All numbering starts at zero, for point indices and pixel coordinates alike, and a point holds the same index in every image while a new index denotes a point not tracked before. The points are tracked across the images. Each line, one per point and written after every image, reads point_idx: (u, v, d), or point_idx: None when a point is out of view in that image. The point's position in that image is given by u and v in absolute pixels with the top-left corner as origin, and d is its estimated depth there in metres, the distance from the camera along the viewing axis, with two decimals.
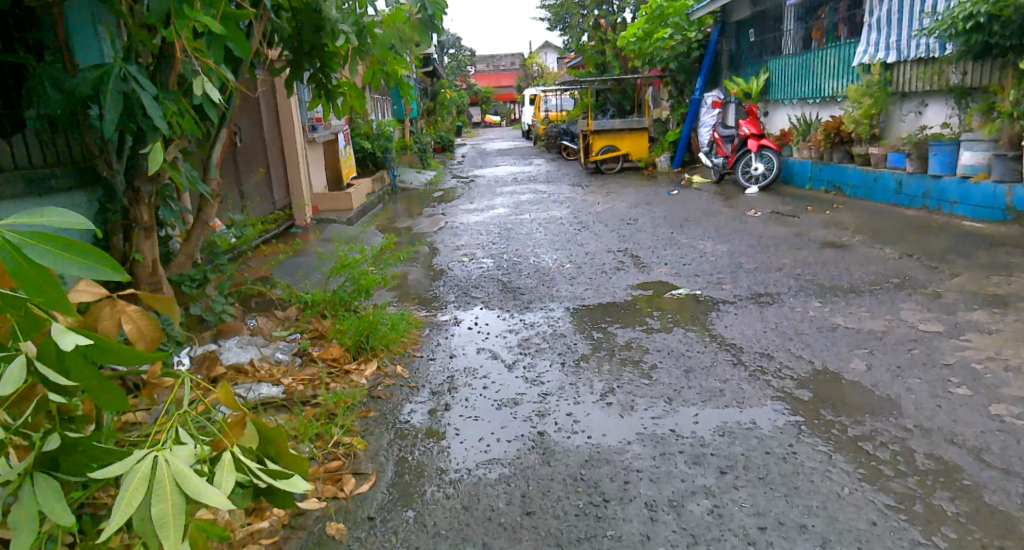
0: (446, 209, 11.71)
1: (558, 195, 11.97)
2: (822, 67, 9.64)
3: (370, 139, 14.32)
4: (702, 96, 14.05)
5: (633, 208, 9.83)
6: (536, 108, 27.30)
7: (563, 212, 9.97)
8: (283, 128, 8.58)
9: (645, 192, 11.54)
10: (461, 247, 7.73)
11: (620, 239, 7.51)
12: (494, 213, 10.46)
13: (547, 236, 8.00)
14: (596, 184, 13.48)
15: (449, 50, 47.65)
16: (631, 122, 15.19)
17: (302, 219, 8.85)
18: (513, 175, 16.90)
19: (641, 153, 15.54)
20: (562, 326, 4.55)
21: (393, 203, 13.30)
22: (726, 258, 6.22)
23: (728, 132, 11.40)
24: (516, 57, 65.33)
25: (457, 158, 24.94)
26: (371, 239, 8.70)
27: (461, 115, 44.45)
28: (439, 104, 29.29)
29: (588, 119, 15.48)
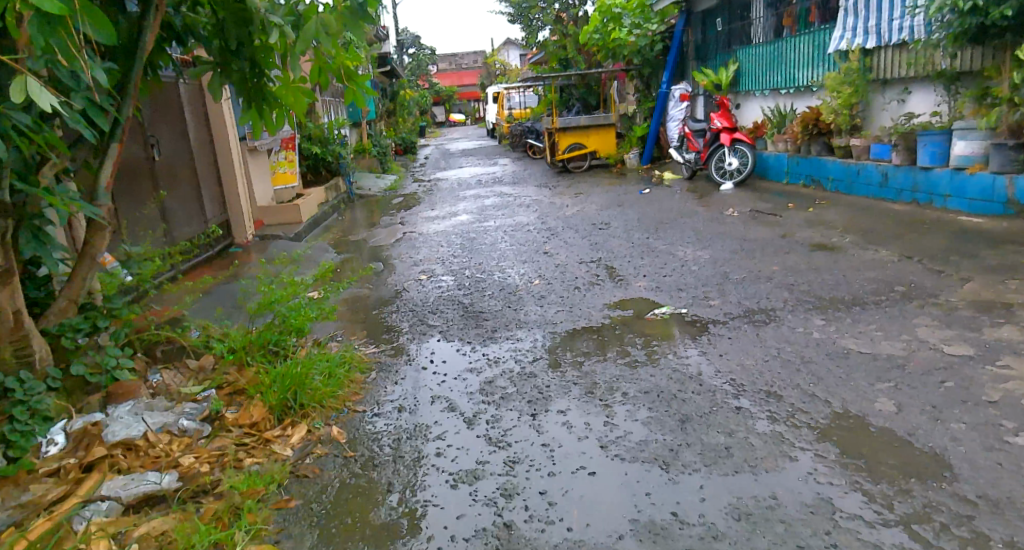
0: (405, 218, 11.02)
1: (523, 198, 11.36)
2: (796, 55, 9.10)
3: (324, 146, 13.55)
4: (669, 89, 13.49)
5: (603, 210, 9.26)
6: (501, 106, 26.62)
7: (529, 217, 9.37)
8: (216, 140, 7.91)
9: (615, 192, 10.98)
10: (419, 263, 7.08)
11: (591, 248, 6.91)
12: (455, 221, 9.81)
13: (512, 246, 7.38)
14: (564, 185, 12.88)
15: (409, 49, 46.78)
16: (597, 118, 14.61)
17: (243, 237, 8.20)
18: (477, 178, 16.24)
19: (609, 149, 15.04)
20: (531, 362, 3.93)
21: (350, 213, 12.54)
22: (708, 266, 5.63)
23: (698, 126, 10.84)
24: (478, 55, 64.55)
25: (421, 160, 24.21)
26: (322, 256, 8.03)
27: (424, 115, 43.62)
28: (400, 104, 28.48)
29: (552, 117, 14.86)
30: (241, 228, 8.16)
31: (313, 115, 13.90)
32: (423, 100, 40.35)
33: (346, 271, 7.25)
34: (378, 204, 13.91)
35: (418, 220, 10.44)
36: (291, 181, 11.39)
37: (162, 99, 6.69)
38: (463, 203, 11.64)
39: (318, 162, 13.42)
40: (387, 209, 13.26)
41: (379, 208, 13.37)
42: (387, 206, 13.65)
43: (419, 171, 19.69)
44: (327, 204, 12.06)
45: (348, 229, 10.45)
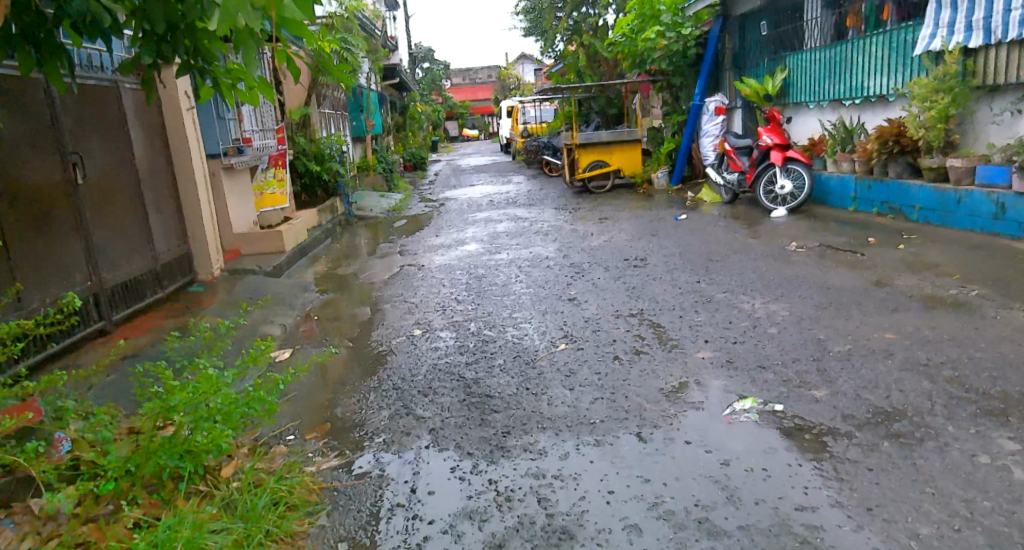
0: (407, 245, 9.71)
1: (541, 224, 10.04)
2: (862, 60, 7.79)
3: (321, 163, 12.30)
4: (704, 101, 12.16)
5: (636, 241, 7.92)
6: (515, 121, 25.41)
7: (550, 248, 8.05)
8: (177, 161, 6.67)
9: (645, 218, 9.64)
10: (416, 311, 5.79)
11: (629, 294, 5.56)
12: (462, 251, 8.50)
13: (529, 290, 6.08)
14: (586, 208, 11.56)
15: (422, 63, 45.86)
16: (621, 134, 13.31)
17: (208, 273, 6.97)
18: (489, 198, 14.95)
19: (634, 168, 13.74)
20: (543, 512, 2.63)
21: (347, 238, 11.26)
22: (791, 328, 4.24)
23: (741, 143, 9.50)
24: (492, 69, 63.62)
25: (432, 177, 23.01)
26: (301, 297, 6.74)
27: (437, 129, 42.54)
28: (409, 119, 27.35)
29: (572, 132, 13.57)
30: (208, 261, 6.94)
31: (310, 129, 12.67)
32: (435, 115, 39.30)
33: (326, 318, 5.95)
34: (379, 228, 12.64)
35: (420, 248, 9.14)
36: (279, 202, 10.19)
37: (97, 114, 5.47)
38: (473, 228, 10.32)
39: (314, 181, 12.16)
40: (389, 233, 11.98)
41: (380, 232, 12.09)
42: (389, 230, 12.37)
43: (428, 190, 18.45)
44: (320, 229, 10.82)
45: (341, 259, 9.19)
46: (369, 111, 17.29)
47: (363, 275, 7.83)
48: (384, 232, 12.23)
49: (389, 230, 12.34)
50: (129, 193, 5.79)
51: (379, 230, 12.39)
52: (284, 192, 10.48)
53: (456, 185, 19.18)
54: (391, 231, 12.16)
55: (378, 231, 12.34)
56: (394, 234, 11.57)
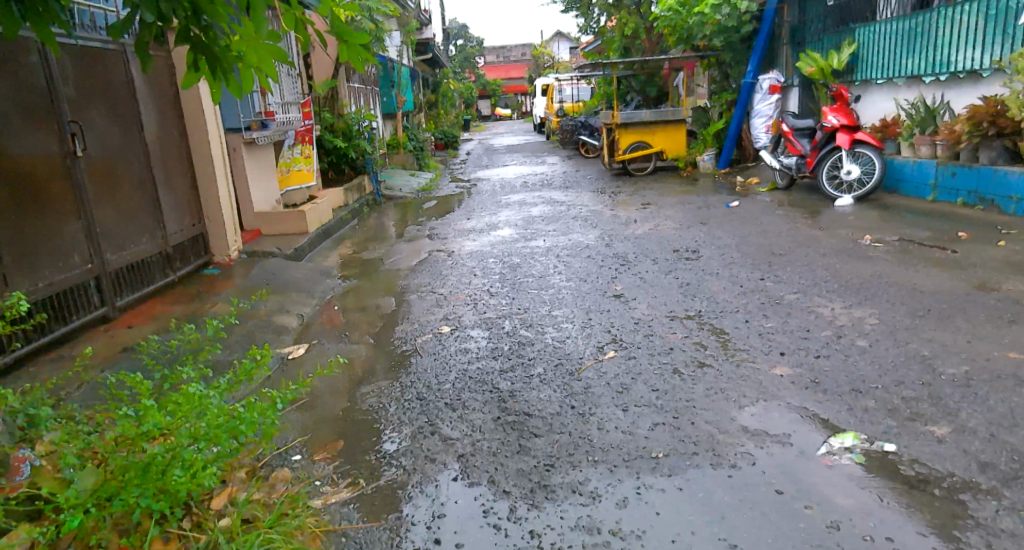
0: (438, 228, 9.18)
1: (578, 208, 9.43)
2: (966, 26, 7.01)
3: (349, 140, 11.79)
4: (756, 80, 11.38)
5: (685, 230, 7.29)
6: (549, 100, 24.67)
7: (592, 235, 7.44)
8: (192, 134, 6.14)
9: (692, 204, 8.97)
10: (445, 305, 5.24)
11: (684, 292, 4.96)
12: (496, 236, 7.93)
13: (569, 284, 5.49)
14: (626, 192, 10.92)
15: (455, 40, 45.12)
16: (665, 114, 12.58)
17: (224, 256, 6.46)
18: (523, 180, 14.35)
19: (678, 150, 12.99)
20: None
21: (375, 219, 10.78)
22: (884, 342, 3.63)
23: (802, 124, 8.78)
24: (526, 47, 62.58)
25: (463, 157, 22.44)
26: (322, 284, 6.23)
27: (469, 108, 41.93)
28: (442, 96, 26.74)
29: (612, 111, 12.86)
30: (224, 243, 6.43)
31: (338, 105, 12.15)
32: (467, 93, 38.67)
33: (347, 309, 5.41)
34: (408, 209, 12.14)
35: (450, 232, 8.60)
36: (307, 179, 9.96)
37: (100, 80, 4.95)
38: (507, 212, 9.76)
39: (342, 158, 11.66)
40: (418, 214, 11.47)
41: (408, 213, 11.58)
42: (419, 211, 11.86)
43: (459, 169, 17.89)
44: (347, 209, 10.34)
45: (368, 241, 8.69)
46: (399, 87, 16.73)
47: (391, 260, 7.31)
48: (413, 213, 11.72)
49: (418, 211, 11.83)
50: (136, 168, 5.28)
51: (408, 211, 11.89)
52: (311, 167, 10.17)
53: (488, 166, 18.60)
54: (421, 213, 11.64)
55: (406, 212, 11.83)
56: (423, 217, 11.06)
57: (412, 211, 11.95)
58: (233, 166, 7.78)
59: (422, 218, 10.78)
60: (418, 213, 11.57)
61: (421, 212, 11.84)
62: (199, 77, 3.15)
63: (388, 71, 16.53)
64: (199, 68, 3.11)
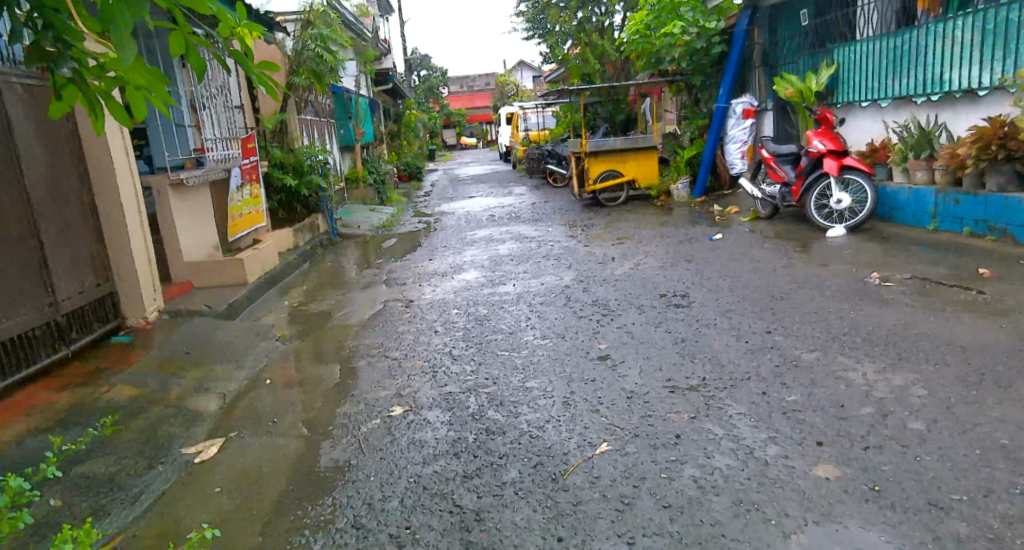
0: (397, 271, 8.34)
1: (549, 245, 8.70)
2: (959, 45, 6.46)
3: (301, 177, 10.96)
4: (729, 105, 10.81)
5: (669, 269, 6.58)
6: (515, 129, 24.09)
7: (567, 278, 6.68)
8: (96, 180, 5.31)
9: (672, 237, 8.30)
10: (399, 377, 4.41)
11: (679, 352, 4.19)
12: (460, 280, 7.12)
13: (544, 344, 4.69)
14: (600, 224, 10.23)
15: (418, 70, 44.66)
16: (636, 141, 12.02)
17: (138, 319, 5.58)
18: (490, 212, 13.60)
19: (650, 178, 12.41)
20: None
21: (329, 262, 9.91)
22: (943, 425, 2.87)
23: (785, 149, 8.13)
24: (491, 77, 62.38)
25: (428, 188, 21.70)
26: (255, 346, 5.34)
27: (434, 137, 41.30)
28: (405, 127, 26.06)
29: (580, 139, 12.23)
30: (138, 304, 5.56)
31: (289, 140, 11.34)
32: (432, 123, 38.06)
33: (281, 385, 4.54)
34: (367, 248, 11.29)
35: (409, 276, 7.77)
36: (252, 225, 9.18)
37: None
38: (472, 250, 8.97)
39: (293, 196, 10.79)
40: (377, 253, 10.62)
41: (367, 253, 10.73)
42: (378, 250, 11.00)
43: (423, 203, 17.10)
44: (297, 252, 9.46)
45: (317, 289, 7.80)
46: (358, 119, 15.97)
47: (341, 312, 6.43)
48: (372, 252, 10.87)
49: (378, 250, 10.97)
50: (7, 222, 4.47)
51: (367, 251, 11.04)
52: (258, 212, 9.41)
53: (453, 197, 17.85)
54: (380, 251, 10.79)
55: (365, 251, 10.97)
56: (382, 257, 10.21)
57: (372, 250, 11.11)
58: (160, 213, 6.91)
59: (381, 259, 9.93)
60: (378, 252, 10.72)
61: (381, 250, 11.00)
62: (69, 104, 2.80)
63: (344, 103, 15.78)
64: (67, 96, 2.78)
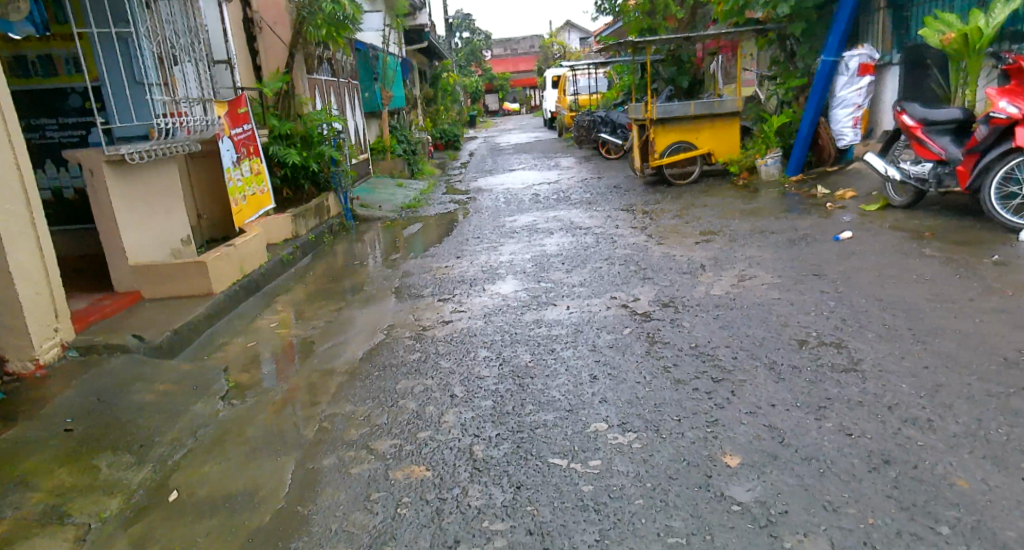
0: (419, 271, 6.54)
1: (612, 240, 6.78)
2: None
3: (308, 148, 9.19)
4: (843, 59, 8.71)
5: (792, 289, 4.63)
6: (561, 93, 21.91)
7: (642, 299, 4.77)
8: None
9: (776, 233, 6.30)
10: (379, 511, 2.57)
11: (893, 490, 2.30)
12: (491, 296, 5.25)
13: (625, 446, 2.79)
14: (671, 210, 8.25)
15: (459, 32, 42.51)
16: (713, 105, 9.97)
17: (26, 362, 3.87)
18: (533, 191, 11.67)
19: (728, 152, 10.32)
20: None
21: (339, 253, 8.16)
22: None
23: (942, 115, 6.22)
24: (535, 40, 59.50)
25: (464, 158, 19.83)
26: (187, 406, 3.57)
27: (474, 103, 39.28)
28: (440, 90, 24.04)
29: (646, 104, 10.18)
30: (24, 340, 3.85)
31: (296, 104, 9.56)
32: (471, 87, 36.05)
33: (191, 508, 2.74)
34: (386, 234, 9.49)
35: (432, 282, 5.96)
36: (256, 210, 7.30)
37: None
38: (513, 245, 7.13)
39: (298, 172, 9.05)
40: (398, 242, 8.82)
41: (385, 241, 8.94)
42: (400, 237, 9.21)
43: (459, 176, 15.22)
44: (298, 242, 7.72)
45: (313, 295, 6.05)
46: (383, 80, 14.08)
47: (330, 339, 4.65)
48: (392, 239, 9.07)
49: (399, 238, 9.17)
50: None
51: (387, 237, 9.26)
52: (264, 194, 7.59)
53: (492, 170, 15.96)
54: (401, 239, 8.99)
55: (383, 238, 9.19)
56: (405, 246, 8.44)
57: (392, 237, 9.30)
58: (94, 196, 5.10)
59: (401, 250, 8.14)
60: (398, 241, 8.92)
61: (403, 237, 9.20)
62: None
63: (368, 62, 13.88)
64: None
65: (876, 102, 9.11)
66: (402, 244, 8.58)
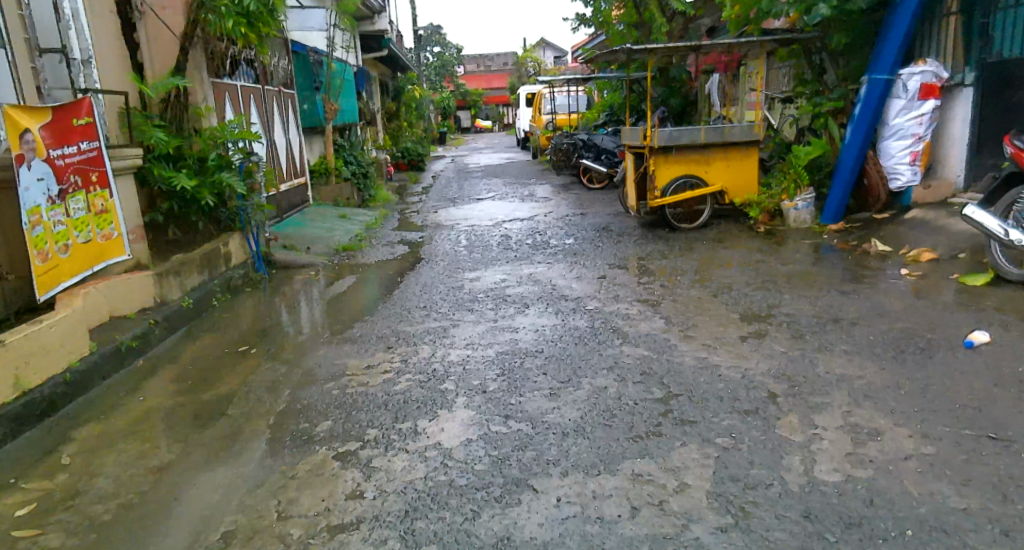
0: (325, 374, 4.34)
1: (612, 329, 4.65)
2: None
3: (204, 174, 7.14)
4: (901, 78, 6.71)
5: (973, 480, 2.47)
6: (535, 111, 19.96)
7: (691, 487, 2.60)
8: None
9: (859, 323, 4.24)
10: None
11: None
12: (424, 456, 3.12)
13: None
14: (686, 270, 6.18)
15: (430, 47, 40.60)
16: (728, 132, 8.02)
17: None
18: (502, 230, 9.54)
19: (745, 189, 8.31)
20: None
21: (230, 323, 5.90)
22: None
23: None
24: (508, 56, 57.83)
25: (427, 182, 17.74)
26: None
27: (444, 120, 37.29)
28: (405, 105, 21.95)
29: (645, 129, 8.20)
30: None
31: (193, 117, 7.55)
32: (441, 104, 34.10)
33: None
34: (305, 288, 7.27)
35: (336, 407, 3.79)
36: (90, 263, 5.45)
37: None
38: (473, 330, 4.98)
39: (189, 204, 7.00)
40: (315, 303, 6.60)
41: (301, 300, 6.72)
42: (322, 293, 6.99)
43: (417, 205, 13.08)
44: (163, 312, 5.47)
45: (138, 426, 3.83)
46: (327, 91, 11.91)
47: None
48: (310, 297, 6.85)
49: (319, 295, 6.95)
50: None
51: (304, 293, 7.04)
52: (116, 240, 5.77)
53: (456, 198, 13.82)
54: (321, 299, 6.77)
55: (300, 294, 6.97)
56: (326, 312, 6.21)
57: (310, 293, 7.08)
58: None
59: (313, 321, 5.92)
60: (317, 301, 6.70)
61: (325, 294, 6.99)
62: None
63: (309, 69, 11.69)
64: None
65: (938, 132, 7.09)
66: (319, 309, 6.37)
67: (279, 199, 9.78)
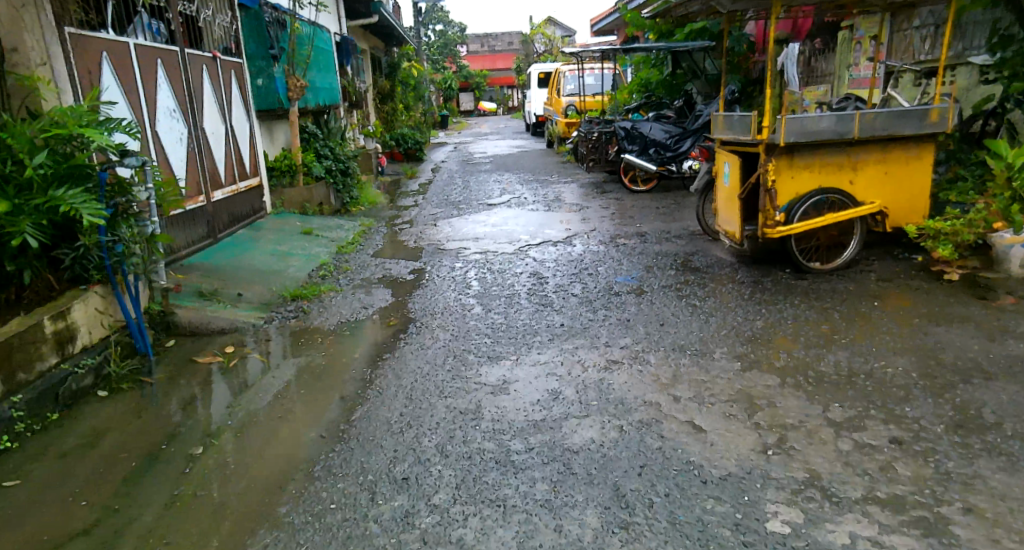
0: None
1: None
2: None
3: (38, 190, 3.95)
4: None
5: None
6: (553, 91, 16.90)
7: None
8: None
9: None
10: None
11: None
12: None
13: None
14: (909, 393, 3.33)
15: (431, 23, 37.36)
16: (891, 122, 5.22)
17: None
18: (530, 260, 6.62)
19: (908, 209, 5.55)
20: None
21: (30, 503, 2.88)
22: None
23: None
24: (515, 36, 54.43)
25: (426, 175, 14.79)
26: None
27: (447, 102, 34.19)
28: (401, 84, 18.82)
29: (758, 114, 5.31)
30: None
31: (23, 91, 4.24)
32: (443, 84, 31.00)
33: None
34: (214, 361, 4.38)
35: None
36: None
37: None
38: None
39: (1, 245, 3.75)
40: (219, 410, 3.70)
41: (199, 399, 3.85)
42: (242, 380, 4.11)
43: (413, 211, 10.14)
44: None
45: None
46: (289, 60, 8.78)
47: None
48: (218, 389, 3.98)
49: (231, 384, 4.02)
50: None
51: (211, 377, 4.15)
52: None
53: (463, 200, 10.88)
54: (231, 396, 3.85)
55: (205, 379, 4.10)
56: (231, 444, 3.30)
57: (220, 375, 4.16)
58: None
59: (185, 482, 3.00)
60: (221, 402, 3.77)
61: (248, 379, 4.11)
62: None
63: (262, 29, 8.52)
64: None
65: None
66: (216, 429, 3.46)
67: (212, 213, 6.77)
